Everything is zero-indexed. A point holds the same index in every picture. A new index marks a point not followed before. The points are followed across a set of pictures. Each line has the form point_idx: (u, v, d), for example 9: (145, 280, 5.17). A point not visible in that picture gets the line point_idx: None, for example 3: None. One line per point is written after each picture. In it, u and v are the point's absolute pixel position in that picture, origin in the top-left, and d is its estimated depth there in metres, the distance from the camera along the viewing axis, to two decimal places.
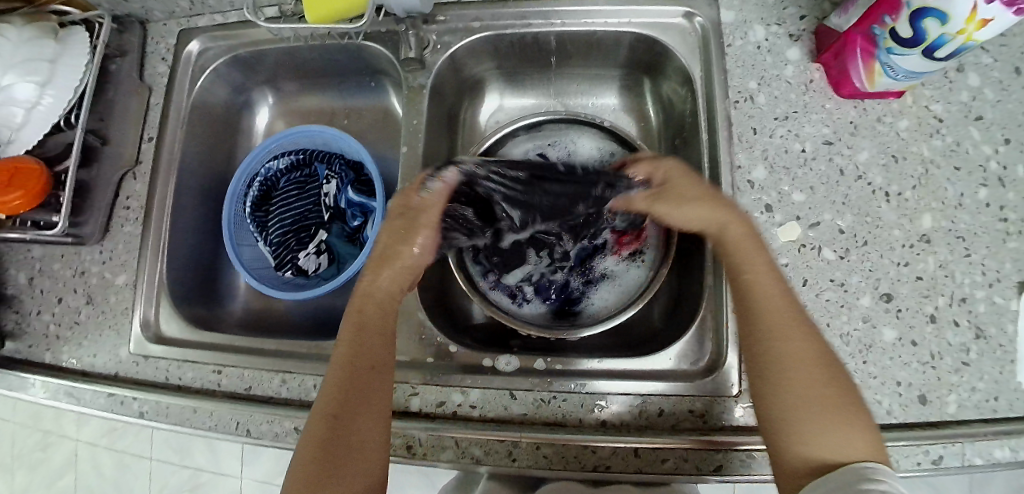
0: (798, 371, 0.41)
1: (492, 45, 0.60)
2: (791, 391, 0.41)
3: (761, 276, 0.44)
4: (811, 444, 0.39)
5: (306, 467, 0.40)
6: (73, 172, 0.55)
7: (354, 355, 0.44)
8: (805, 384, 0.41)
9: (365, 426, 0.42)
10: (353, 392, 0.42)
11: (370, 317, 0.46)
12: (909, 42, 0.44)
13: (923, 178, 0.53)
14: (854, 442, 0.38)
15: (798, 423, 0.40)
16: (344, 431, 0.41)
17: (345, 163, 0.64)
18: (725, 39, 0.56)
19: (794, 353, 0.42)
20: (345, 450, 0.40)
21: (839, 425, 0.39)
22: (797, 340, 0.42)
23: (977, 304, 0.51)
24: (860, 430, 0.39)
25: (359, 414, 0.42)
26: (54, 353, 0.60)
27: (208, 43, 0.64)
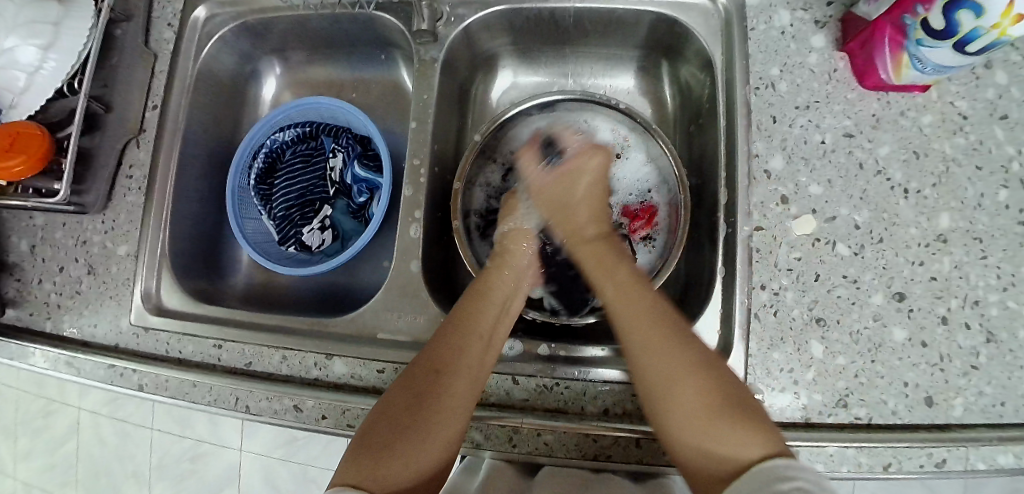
0: (687, 379, 0.41)
1: (508, 20, 0.59)
2: (686, 392, 0.40)
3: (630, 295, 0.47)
4: (711, 441, 0.38)
5: (377, 433, 0.40)
6: (75, 138, 0.54)
7: (451, 349, 0.45)
8: (700, 385, 0.40)
9: (441, 423, 0.41)
10: (437, 383, 0.43)
11: (473, 321, 0.47)
12: (940, 34, 0.43)
13: (943, 176, 0.52)
14: (745, 442, 0.37)
15: (690, 420, 0.40)
16: (424, 417, 0.41)
17: (352, 137, 0.63)
18: (748, 23, 0.54)
19: (666, 356, 0.42)
20: (414, 433, 0.40)
21: (731, 426, 0.38)
22: (660, 334, 0.43)
23: (990, 307, 0.50)
24: (743, 427, 0.38)
25: (440, 406, 0.42)
26: (55, 321, 0.59)
27: (216, 9, 0.62)
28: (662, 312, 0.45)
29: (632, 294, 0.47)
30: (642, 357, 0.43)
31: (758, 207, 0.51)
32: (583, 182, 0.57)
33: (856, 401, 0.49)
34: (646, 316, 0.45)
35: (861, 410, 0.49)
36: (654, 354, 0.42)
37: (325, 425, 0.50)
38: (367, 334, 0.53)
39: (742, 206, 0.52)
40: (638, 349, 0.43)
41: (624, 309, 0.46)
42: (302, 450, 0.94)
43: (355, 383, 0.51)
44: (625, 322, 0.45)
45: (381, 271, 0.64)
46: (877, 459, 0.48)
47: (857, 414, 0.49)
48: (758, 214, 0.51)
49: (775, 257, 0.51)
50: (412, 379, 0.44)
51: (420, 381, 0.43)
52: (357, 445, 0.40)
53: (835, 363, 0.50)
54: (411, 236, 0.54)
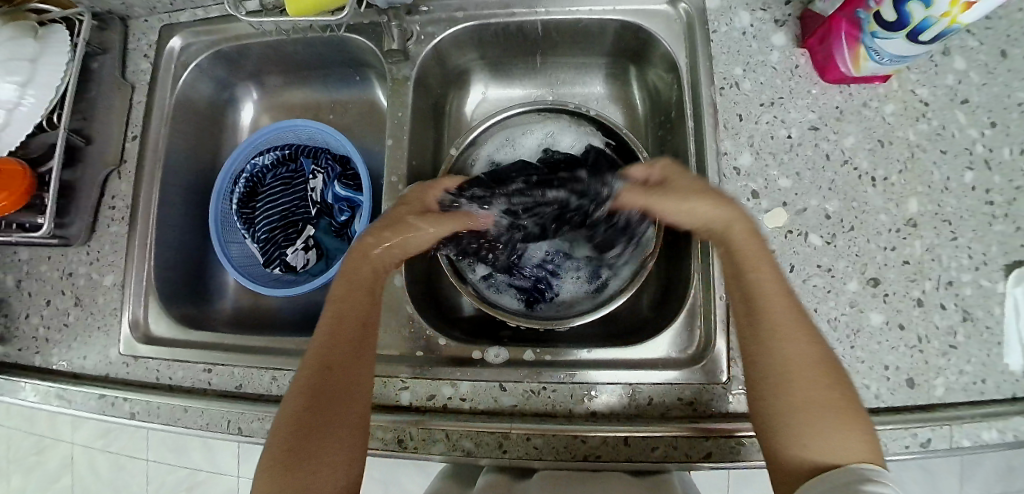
0: (803, 371, 0.39)
1: (476, 35, 0.60)
2: (808, 385, 0.39)
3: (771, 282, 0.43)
4: (812, 444, 0.36)
5: (284, 446, 0.39)
6: (57, 172, 0.55)
7: (329, 340, 0.44)
8: (816, 381, 0.39)
9: (341, 423, 0.41)
10: (331, 381, 0.42)
11: (343, 312, 0.46)
12: (894, 26, 0.44)
13: (908, 162, 0.53)
14: (845, 445, 0.36)
15: (790, 418, 0.38)
16: (324, 420, 0.40)
17: (330, 157, 0.63)
18: (710, 26, 0.56)
19: (797, 350, 0.40)
20: (320, 439, 0.39)
21: (833, 426, 0.37)
22: (795, 331, 0.41)
23: (963, 287, 0.51)
24: (853, 428, 0.37)
25: (340, 404, 0.41)
26: (44, 355, 0.59)
27: (191, 39, 0.63)
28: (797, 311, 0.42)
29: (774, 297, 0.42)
30: (784, 347, 0.40)
31: None
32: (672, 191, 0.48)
33: None
34: (790, 313, 0.42)
35: None
36: (777, 350, 0.40)
37: None
38: None
39: None
40: (772, 348, 0.41)
41: (766, 295, 0.42)
42: None
43: None
44: (766, 313, 0.42)
45: None
46: None
47: None
48: None
49: None
50: (302, 383, 0.42)
51: (318, 376, 0.42)
52: (266, 464, 0.38)
53: None
54: None
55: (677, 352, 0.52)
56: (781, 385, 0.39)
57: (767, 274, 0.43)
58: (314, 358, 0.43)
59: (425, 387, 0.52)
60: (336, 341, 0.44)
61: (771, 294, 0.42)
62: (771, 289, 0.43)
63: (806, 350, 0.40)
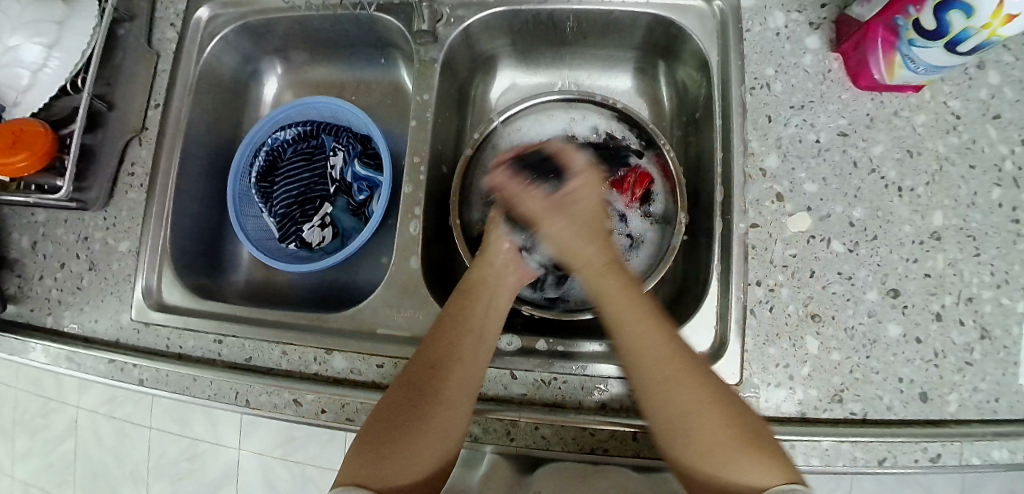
0: (679, 391, 0.40)
1: (507, 21, 0.60)
2: (711, 421, 0.38)
3: (644, 337, 0.41)
4: (741, 475, 0.36)
5: (374, 438, 0.40)
6: (78, 135, 0.55)
7: (445, 343, 0.45)
8: (699, 422, 0.38)
9: (438, 424, 0.41)
10: (436, 379, 0.43)
11: (466, 313, 0.47)
12: (931, 34, 0.43)
13: (936, 175, 0.52)
14: (767, 473, 0.36)
15: (705, 450, 0.38)
16: (421, 419, 0.41)
17: (352, 136, 0.64)
18: (744, 25, 0.55)
19: (681, 392, 0.39)
20: (409, 438, 0.40)
21: (746, 456, 0.37)
22: (684, 377, 0.40)
23: (983, 304, 0.50)
24: (760, 457, 0.37)
25: (442, 408, 0.42)
26: (56, 317, 0.60)
27: (218, 10, 0.62)
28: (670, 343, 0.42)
29: (617, 294, 0.44)
30: (643, 376, 0.41)
31: (754, 204, 0.52)
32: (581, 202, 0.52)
33: (851, 396, 0.49)
34: (645, 334, 0.42)
35: (856, 405, 0.49)
36: (661, 396, 0.40)
37: (325, 419, 0.50)
38: (366, 329, 0.53)
39: (738, 203, 0.52)
40: (646, 372, 0.41)
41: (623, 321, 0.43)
42: (301, 448, 0.95)
43: (355, 377, 0.52)
44: (632, 353, 0.41)
45: (380, 267, 0.65)
46: (873, 453, 0.48)
47: (853, 409, 0.49)
48: (754, 211, 0.52)
49: (771, 253, 0.51)
50: (410, 375, 0.44)
51: (421, 372, 0.44)
52: (356, 450, 0.41)
53: (831, 358, 0.50)
54: (411, 232, 0.55)
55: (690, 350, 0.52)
56: (687, 416, 0.39)
57: (631, 324, 0.42)
58: (424, 359, 0.45)
59: None
60: (460, 343, 0.45)
61: (646, 338, 0.42)
62: (638, 342, 0.41)
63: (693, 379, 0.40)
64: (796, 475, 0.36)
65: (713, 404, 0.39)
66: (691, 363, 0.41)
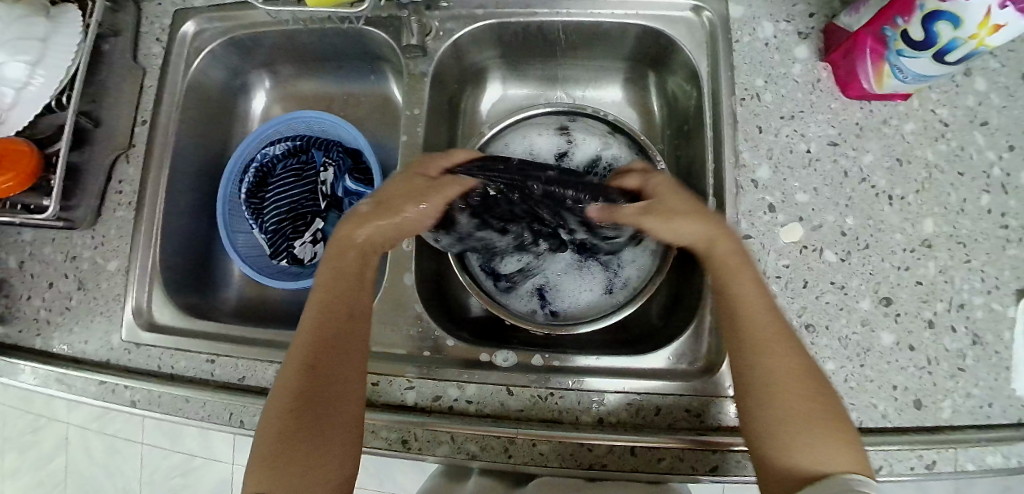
0: (779, 364, 0.42)
1: (496, 33, 0.60)
2: (794, 403, 0.40)
3: (749, 291, 0.44)
4: (802, 455, 0.39)
5: (278, 438, 0.41)
6: (64, 154, 0.54)
7: (331, 336, 0.44)
8: (807, 396, 0.41)
9: (331, 421, 0.42)
10: (322, 378, 0.43)
11: (337, 304, 0.45)
12: (920, 45, 0.43)
13: (926, 183, 0.52)
14: (834, 457, 0.38)
15: (771, 425, 0.40)
16: (311, 426, 0.41)
17: (343, 150, 0.63)
18: (733, 36, 0.55)
19: (788, 360, 0.42)
20: (307, 447, 0.41)
21: (824, 440, 0.39)
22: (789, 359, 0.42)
23: (974, 310, 0.51)
24: (847, 447, 0.39)
25: (325, 402, 0.42)
26: (45, 338, 0.59)
27: (205, 24, 0.62)
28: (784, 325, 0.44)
29: (738, 262, 0.45)
30: (773, 363, 0.42)
31: (747, 215, 0.52)
32: (664, 189, 0.48)
33: (846, 405, 0.50)
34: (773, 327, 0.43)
35: (852, 414, 0.49)
36: (781, 371, 0.42)
37: None
38: None
39: (731, 214, 0.52)
40: (753, 319, 0.43)
41: (749, 316, 0.43)
42: None
43: None
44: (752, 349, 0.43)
45: None
46: (869, 461, 0.48)
47: (848, 418, 0.49)
48: (747, 222, 0.52)
49: (764, 264, 0.51)
50: (293, 381, 0.43)
51: (304, 373, 0.43)
52: (257, 454, 0.41)
53: (826, 368, 0.50)
54: (403, 248, 0.54)
55: (687, 362, 0.51)
56: (783, 400, 0.41)
57: (733, 289, 0.44)
58: (304, 354, 0.44)
59: (430, 388, 0.51)
60: (347, 334, 0.45)
61: (751, 303, 0.44)
62: (748, 305, 0.44)
63: (798, 368, 0.42)
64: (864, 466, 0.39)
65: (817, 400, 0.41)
66: (800, 353, 0.43)
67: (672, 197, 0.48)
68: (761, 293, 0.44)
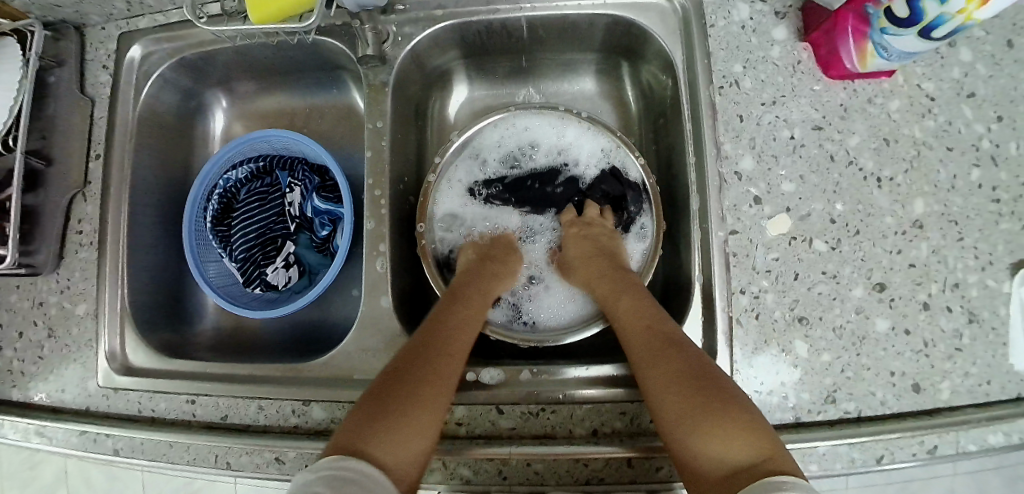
0: (662, 359, 0.43)
1: (460, 34, 0.57)
2: (666, 398, 0.41)
3: (631, 311, 0.48)
4: (711, 448, 0.37)
5: (370, 409, 0.39)
6: (17, 198, 0.52)
7: (436, 327, 0.47)
8: (692, 387, 0.40)
9: (428, 398, 0.40)
10: (436, 353, 0.44)
11: (443, 315, 0.48)
12: (905, 22, 0.41)
13: (915, 161, 0.51)
14: (739, 440, 0.36)
15: (678, 421, 0.39)
16: (407, 400, 0.40)
17: (308, 168, 0.61)
18: (706, 20, 0.53)
19: (675, 354, 0.43)
20: (393, 415, 0.38)
21: (718, 425, 0.37)
22: (680, 352, 0.43)
23: (969, 289, 0.49)
24: (743, 427, 0.37)
25: (433, 377, 0.42)
26: (20, 389, 0.57)
27: (151, 47, 0.59)
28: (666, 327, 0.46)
29: (617, 289, 0.51)
30: (648, 372, 0.43)
31: (732, 210, 0.50)
32: (571, 241, 0.58)
33: (844, 395, 0.49)
34: (647, 333, 0.45)
35: (850, 404, 0.48)
36: (659, 363, 0.43)
37: None
38: (343, 376, 0.51)
39: (715, 210, 0.50)
40: (634, 333, 0.46)
41: (630, 327, 0.47)
42: None
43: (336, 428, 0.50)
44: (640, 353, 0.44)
45: (355, 302, 0.63)
46: (870, 452, 0.47)
47: (846, 408, 0.48)
48: (733, 217, 0.50)
49: (753, 259, 0.50)
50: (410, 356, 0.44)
51: (418, 349, 0.44)
52: (350, 419, 0.38)
53: (821, 360, 0.49)
54: (379, 270, 0.52)
55: None
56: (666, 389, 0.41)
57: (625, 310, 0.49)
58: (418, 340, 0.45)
59: None
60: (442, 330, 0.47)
61: (644, 320, 0.46)
62: (630, 319, 0.48)
63: (685, 361, 0.42)
64: (772, 449, 0.36)
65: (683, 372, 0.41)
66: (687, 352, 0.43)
67: (577, 250, 0.57)
68: (661, 319, 0.47)
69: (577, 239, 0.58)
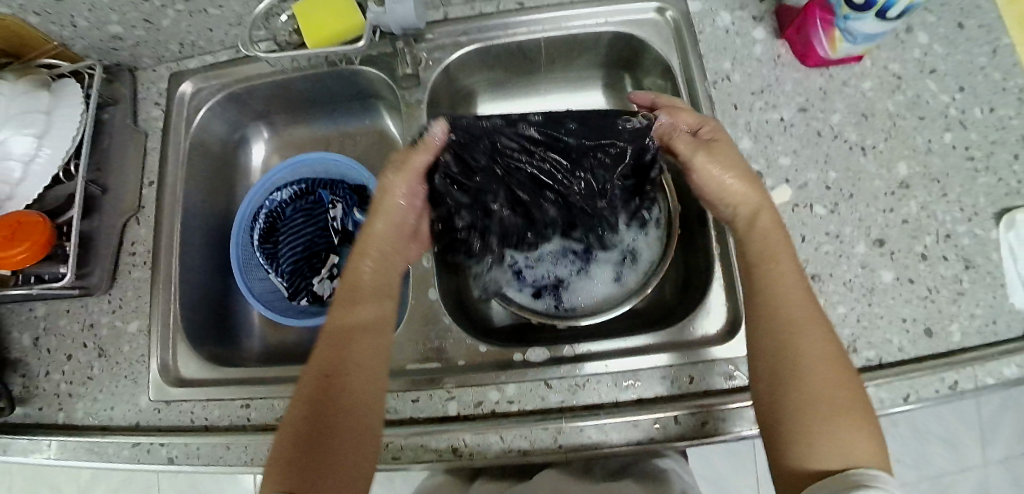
0: (808, 347, 0.42)
1: (481, 56, 0.64)
2: (810, 389, 0.41)
3: (795, 288, 0.45)
4: (823, 444, 0.39)
5: (297, 448, 0.42)
6: (78, 221, 0.56)
7: (338, 347, 0.46)
8: (829, 386, 0.41)
9: (353, 419, 0.44)
10: (334, 380, 0.45)
11: (351, 321, 0.48)
12: (862, 6, 0.48)
13: (893, 130, 0.58)
14: (857, 445, 0.39)
15: (807, 414, 0.40)
16: (326, 427, 0.43)
17: (348, 188, 0.65)
18: (696, 28, 0.61)
19: (815, 347, 0.42)
20: (326, 445, 0.42)
21: (844, 424, 0.39)
22: (828, 346, 0.42)
23: (960, 238, 0.54)
24: (861, 433, 0.39)
25: (348, 398, 0.44)
26: (67, 411, 0.57)
27: (200, 84, 0.65)
28: (819, 317, 0.44)
29: (776, 253, 0.46)
30: (794, 354, 0.42)
31: None
32: (726, 161, 0.50)
33: (864, 344, 0.52)
34: (814, 318, 0.43)
35: (871, 352, 0.52)
36: (808, 353, 0.42)
37: None
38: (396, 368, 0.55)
39: None
40: (782, 311, 0.44)
41: (789, 304, 0.44)
42: None
43: (391, 416, 0.52)
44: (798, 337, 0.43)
45: None
46: (896, 392, 0.50)
47: (868, 355, 0.52)
48: None
49: None
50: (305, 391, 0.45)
51: (324, 377, 0.45)
52: (276, 466, 0.41)
53: (837, 312, 0.53)
54: None
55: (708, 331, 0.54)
56: (803, 383, 0.41)
57: (789, 283, 0.45)
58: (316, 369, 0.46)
59: (471, 394, 0.52)
60: (354, 344, 0.47)
61: (796, 303, 0.44)
62: (793, 297, 0.44)
63: (831, 360, 0.42)
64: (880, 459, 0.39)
65: (833, 372, 0.41)
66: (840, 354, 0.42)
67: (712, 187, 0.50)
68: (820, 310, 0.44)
69: (705, 171, 0.50)
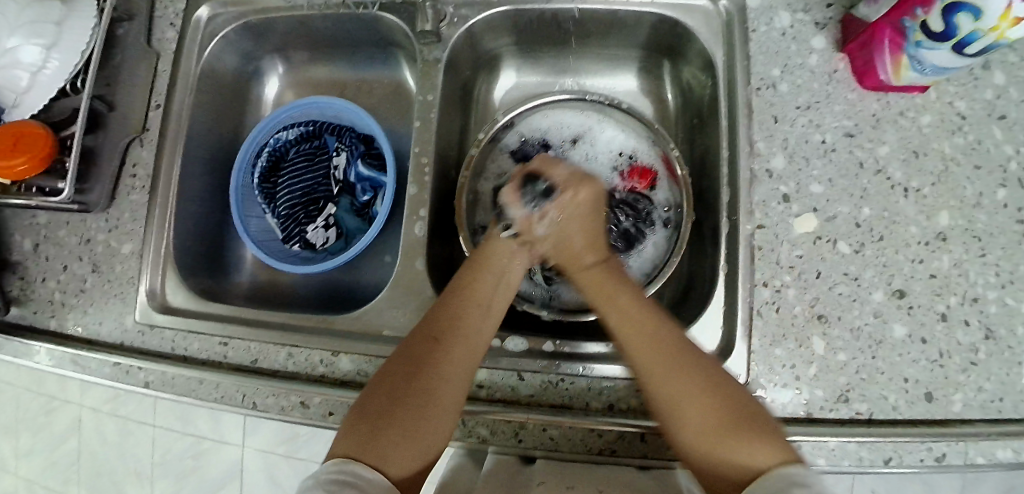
0: (669, 373, 0.42)
1: (512, 20, 0.60)
2: (693, 420, 0.40)
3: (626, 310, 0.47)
4: (728, 454, 0.38)
5: (377, 408, 0.41)
6: (79, 136, 0.54)
7: (454, 315, 0.47)
8: (697, 399, 0.41)
9: (436, 389, 0.42)
10: (436, 348, 0.44)
11: (468, 293, 0.48)
12: (940, 36, 0.43)
13: (942, 175, 0.52)
14: (759, 452, 0.37)
15: (689, 441, 0.40)
16: (421, 390, 0.42)
17: (355, 136, 0.64)
18: (749, 24, 0.55)
19: (668, 375, 0.42)
20: (405, 412, 0.40)
21: (744, 439, 0.38)
22: (681, 372, 0.42)
23: (988, 305, 0.50)
24: (758, 440, 0.38)
25: (443, 365, 0.43)
26: (59, 319, 0.59)
27: (219, 9, 0.62)
28: (668, 334, 0.45)
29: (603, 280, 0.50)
30: (655, 388, 0.42)
31: (760, 206, 0.52)
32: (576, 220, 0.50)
33: (857, 396, 0.50)
34: (656, 342, 0.44)
35: (862, 406, 0.49)
36: (664, 377, 0.42)
37: (332, 421, 0.50)
38: (372, 331, 0.54)
39: (744, 204, 0.53)
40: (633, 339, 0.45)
41: (630, 332, 0.46)
42: (305, 447, 0.95)
43: (362, 379, 0.52)
44: (643, 364, 0.44)
45: (383, 267, 0.65)
46: (878, 452, 0.48)
47: (858, 409, 0.49)
48: (761, 213, 0.52)
49: (777, 255, 0.51)
50: (410, 351, 0.45)
51: (427, 343, 0.45)
52: (351, 422, 0.41)
53: (837, 359, 0.50)
54: (416, 234, 0.55)
55: None
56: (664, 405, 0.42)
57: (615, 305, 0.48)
58: (422, 334, 0.45)
59: None
60: (463, 314, 0.47)
61: (638, 330, 0.45)
62: (625, 320, 0.46)
63: (695, 381, 0.42)
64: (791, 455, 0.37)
65: (706, 390, 0.41)
66: (692, 358, 0.43)
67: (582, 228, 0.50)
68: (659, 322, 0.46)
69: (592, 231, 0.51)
